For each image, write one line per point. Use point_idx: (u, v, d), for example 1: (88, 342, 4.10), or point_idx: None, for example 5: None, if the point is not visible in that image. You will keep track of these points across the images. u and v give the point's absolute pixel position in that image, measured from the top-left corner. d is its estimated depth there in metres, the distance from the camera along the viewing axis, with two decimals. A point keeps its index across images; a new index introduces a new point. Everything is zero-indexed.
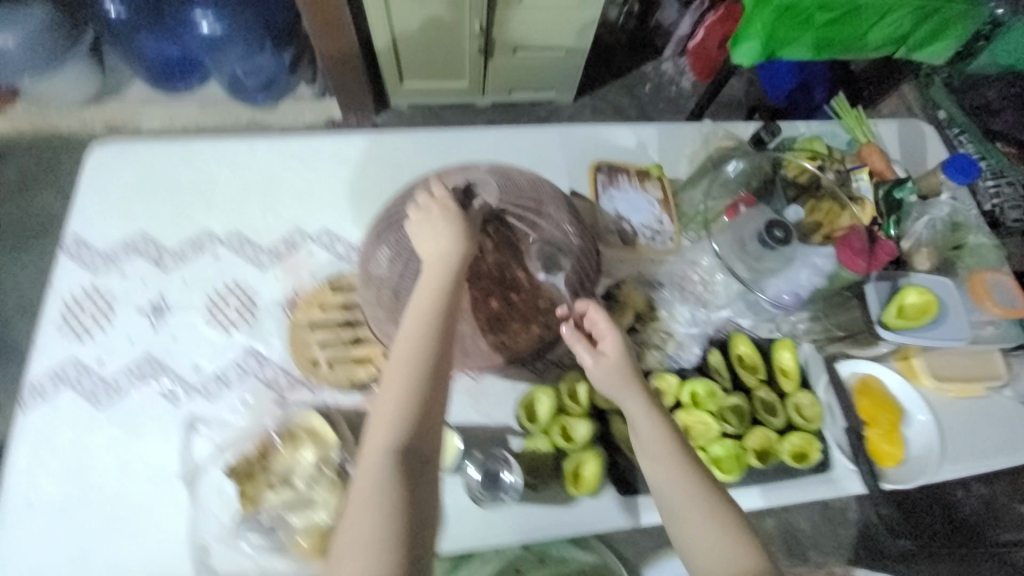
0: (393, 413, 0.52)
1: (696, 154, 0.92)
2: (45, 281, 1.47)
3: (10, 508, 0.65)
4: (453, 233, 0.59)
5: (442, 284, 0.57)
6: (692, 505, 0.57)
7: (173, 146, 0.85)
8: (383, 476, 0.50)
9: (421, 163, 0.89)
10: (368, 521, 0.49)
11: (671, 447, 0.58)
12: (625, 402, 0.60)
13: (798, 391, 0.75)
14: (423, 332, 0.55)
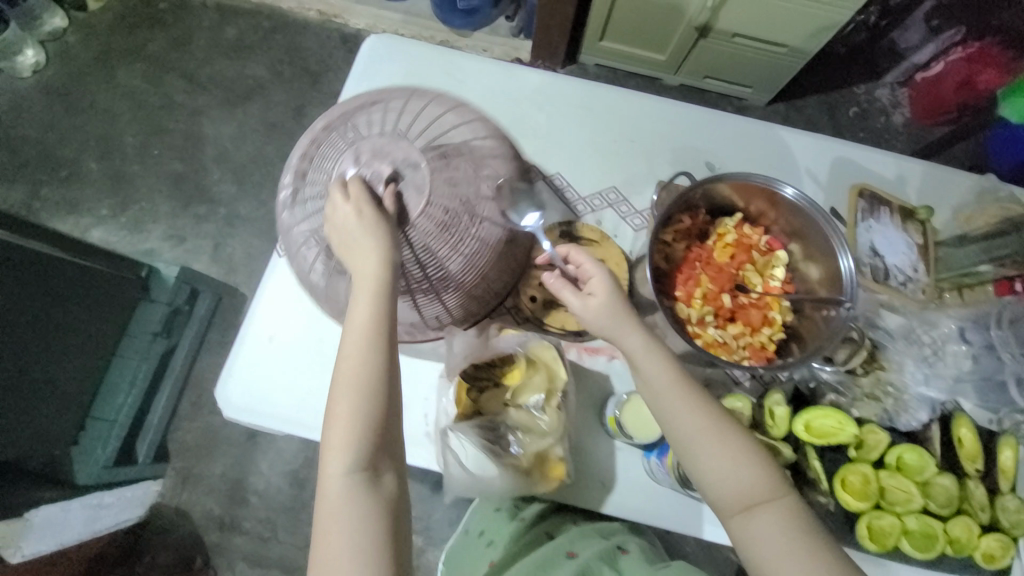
0: (349, 404, 0.50)
1: (965, 207, 0.81)
2: (235, 141, 1.56)
3: (255, 334, 0.73)
4: (377, 223, 0.54)
5: (376, 263, 0.53)
6: (706, 431, 0.55)
7: (440, 56, 0.89)
8: (346, 468, 0.49)
9: (665, 134, 0.86)
10: (341, 508, 0.48)
11: (673, 379, 0.57)
12: (622, 339, 0.59)
13: (1009, 492, 0.70)
14: (373, 301, 0.52)
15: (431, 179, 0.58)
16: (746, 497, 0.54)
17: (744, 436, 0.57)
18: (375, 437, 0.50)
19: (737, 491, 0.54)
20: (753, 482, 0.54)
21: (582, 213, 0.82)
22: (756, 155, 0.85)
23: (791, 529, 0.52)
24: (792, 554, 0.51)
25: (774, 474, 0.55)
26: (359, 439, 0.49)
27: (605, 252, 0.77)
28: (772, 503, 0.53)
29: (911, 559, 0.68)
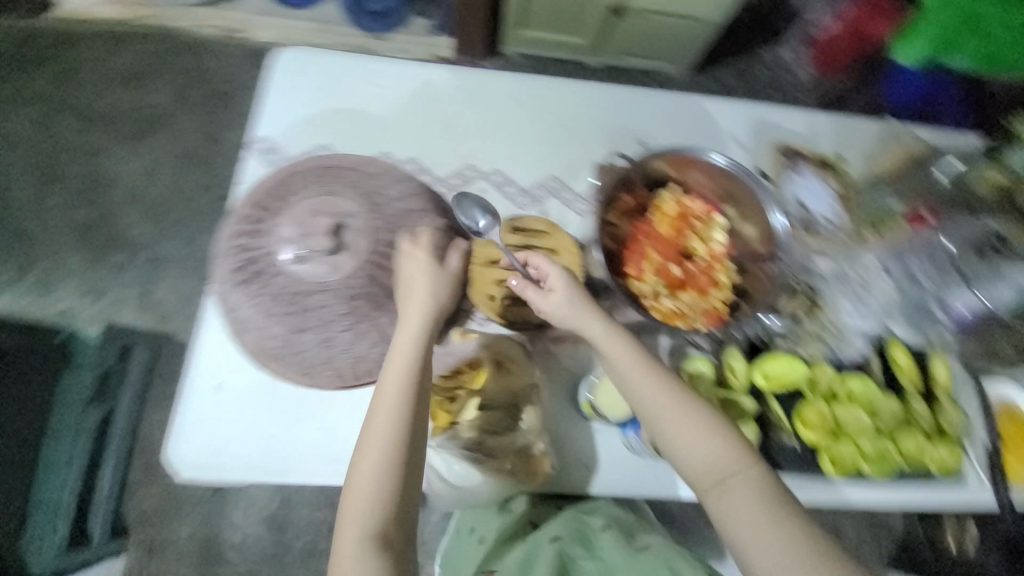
0: (386, 428, 0.57)
1: (873, 151, 0.88)
2: (146, 179, 1.44)
3: (200, 386, 0.68)
4: (439, 280, 0.64)
5: (417, 317, 0.62)
6: (676, 413, 0.61)
7: (356, 62, 0.85)
8: (375, 480, 0.56)
9: (593, 116, 0.87)
10: (364, 500, 0.56)
11: (640, 368, 0.62)
12: (580, 327, 0.65)
13: (948, 403, 0.76)
14: (415, 345, 0.60)
15: (373, 223, 0.63)
16: (722, 475, 0.59)
17: (724, 420, 0.62)
18: (407, 458, 0.57)
19: (712, 471, 0.60)
20: (731, 463, 0.60)
21: (527, 205, 0.82)
22: (683, 126, 0.88)
23: (763, 503, 0.58)
24: (765, 523, 0.56)
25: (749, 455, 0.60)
26: (392, 460, 0.56)
27: (555, 240, 0.77)
28: (747, 480, 0.59)
29: (872, 479, 0.73)
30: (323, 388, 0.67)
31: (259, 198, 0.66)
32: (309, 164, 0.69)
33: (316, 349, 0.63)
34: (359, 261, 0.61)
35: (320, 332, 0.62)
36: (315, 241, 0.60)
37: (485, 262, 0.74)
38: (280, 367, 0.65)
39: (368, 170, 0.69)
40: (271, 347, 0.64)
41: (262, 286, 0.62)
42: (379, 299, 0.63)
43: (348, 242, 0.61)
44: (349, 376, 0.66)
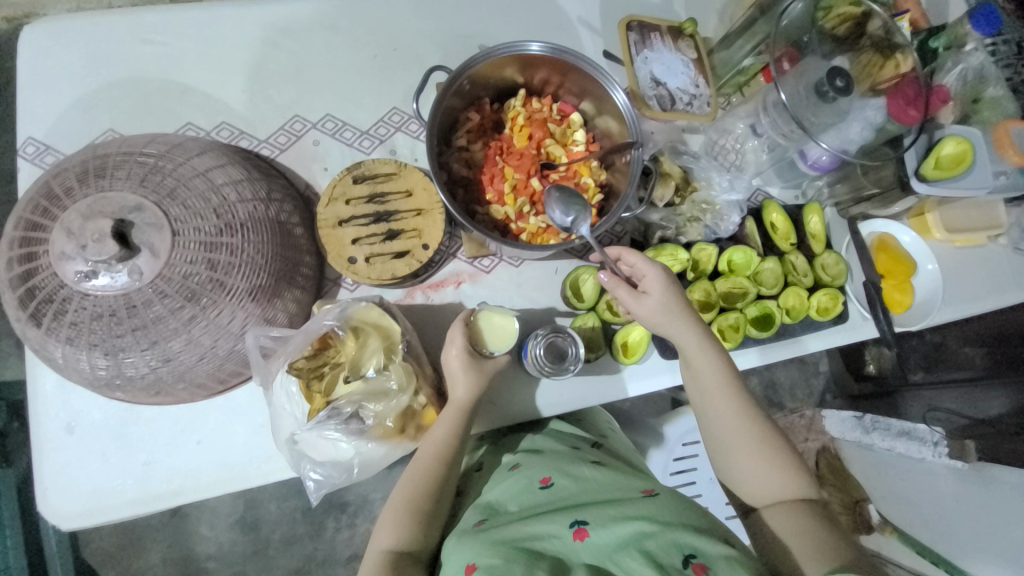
0: (413, 487, 0.56)
1: (725, 7, 0.83)
2: None
3: (53, 433, 0.63)
4: (476, 370, 0.61)
5: (468, 396, 0.60)
6: (755, 429, 0.60)
7: (122, 20, 0.70)
8: (398, 519, 0.54)
9: (424, 29, 0.77)
10: (390, 540, 0.53)
11: (725, 379, 0.61)
12: (674, 332, 0.62)
13: (825, 251, 0.78)
14: (457, 424, 0.59)
15: (169, 212, 0.54)
16: (768, 487, 0.59)
17: (778, 438, 0.61)
18: (428, 510, 0.55)
19: (758, 482, 0.59)
20: (781, 480, 0.58)
21: (371, 148, 0.73)
22: (524, 22, 0.79)
23: (810, 520, 0.55)
24: (809, 541, 0.53)
25: (799, 475, 0.59)
26: (415, 511, 0.55)
27: (406, 182, 0.69)
28: (793, 499, 0.57)
29: (763, 341, 0.76)
30: (191, 398, 0.62)
31: (26, 215, 0.54)
32: (70, 163, 0.56)
33: (154, 370, 0.56)
34: (165, 260, 0.53)
35: (150, 352, 0.55)
36: (99, 250, 0.50)
37: (335, 224, 0.67)
38: (129, 393, 0.59)
39: (150, 153, 0.58)
40: (104, 378, 0.56)
41: (64, 316, 0.53)
42: (202, 292, 0.55)
43: (143, 241, 0.53)
44: (211, 382, 0.61)
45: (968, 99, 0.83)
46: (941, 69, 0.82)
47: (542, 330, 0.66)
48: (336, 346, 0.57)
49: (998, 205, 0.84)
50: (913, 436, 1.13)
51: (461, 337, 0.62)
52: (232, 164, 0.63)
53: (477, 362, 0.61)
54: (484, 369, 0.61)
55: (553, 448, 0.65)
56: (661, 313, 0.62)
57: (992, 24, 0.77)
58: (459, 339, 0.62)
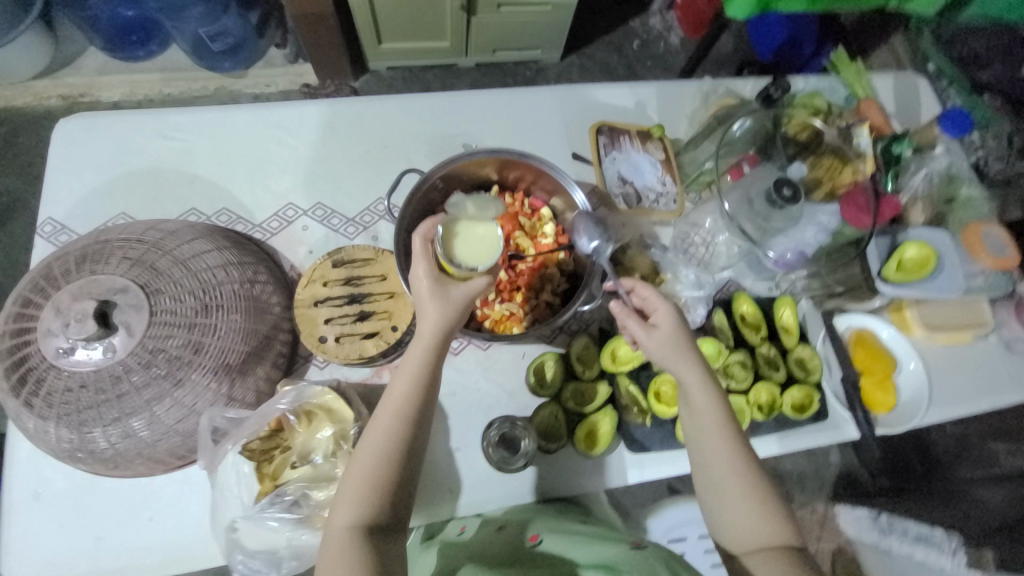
0: (377, 443, 0.52)
1: (694, 112, 0.89)
2: (12, 275, 1.32)
3: (14, 501, 0.63)
4: (441, 295, 0.56)
5: (435, 326, 0.56)
6: (750, 478, 0.56)
7: (146, 119, 0.80)
8: (365, 492, 0.50)
9: (413, 129, 0.85)
10: (363, 473, 0.51)
11: (722, 419, 0.58)
12: (679, 371, 0.59)
13: (798, 345, 0.78)
14: (425, 360, 0.55)
15: (151, 294, 0.59)
16: (755, 535, 0.54)
17: (774, 492, 0.56)
18: (397, 472, 0.52)
19: (746, 531, 0.54)
20: (770, 529, 0.54)
21: (355, 234, 0.79)
22: (504, 124, 0.86)
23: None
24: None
25: (788, 529, 0.54)
26: (383, 469, 0.51)
27: (382, 267, 0.74)
28: (780, 555, 0.53)
29: None
30: (149, 473, 0.64)
31: (25, 292, 0.60)
32: (74, 248, 0.63)
33: (115, 444, 0.58)
34: (139, 338, 0.57)
35: (112, 427, 0.57)
36: (80, 329, 0.55)
37: (311, 304, 0.71)
38: (89, 465, 0.61)
39: (147, 239, 0.64)
40: (67, 450, 0.59)
41: (39, 388, 0.57)
42: (170, 368, 0.58)
43: (122, 321, 0.57)
44: (168, 458, 0.62)
45: (941, 199, 0.85)
46: (905, 172, 0.84)
47: (494, 422, 0.70)
48: (289, 430, 0.59)
49: (983, 303, 0.83)
50: (930, 543, 1.00)
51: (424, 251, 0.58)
52: (222, 248, 0.68)
53: (439, 280, 0.57)
54: (453, 289, 0.57)
55: (539, 508, 0.67)
56: (660, 344, 0.59)
57: (962, 126, 0.77)
58: (423, 252, 0.58)
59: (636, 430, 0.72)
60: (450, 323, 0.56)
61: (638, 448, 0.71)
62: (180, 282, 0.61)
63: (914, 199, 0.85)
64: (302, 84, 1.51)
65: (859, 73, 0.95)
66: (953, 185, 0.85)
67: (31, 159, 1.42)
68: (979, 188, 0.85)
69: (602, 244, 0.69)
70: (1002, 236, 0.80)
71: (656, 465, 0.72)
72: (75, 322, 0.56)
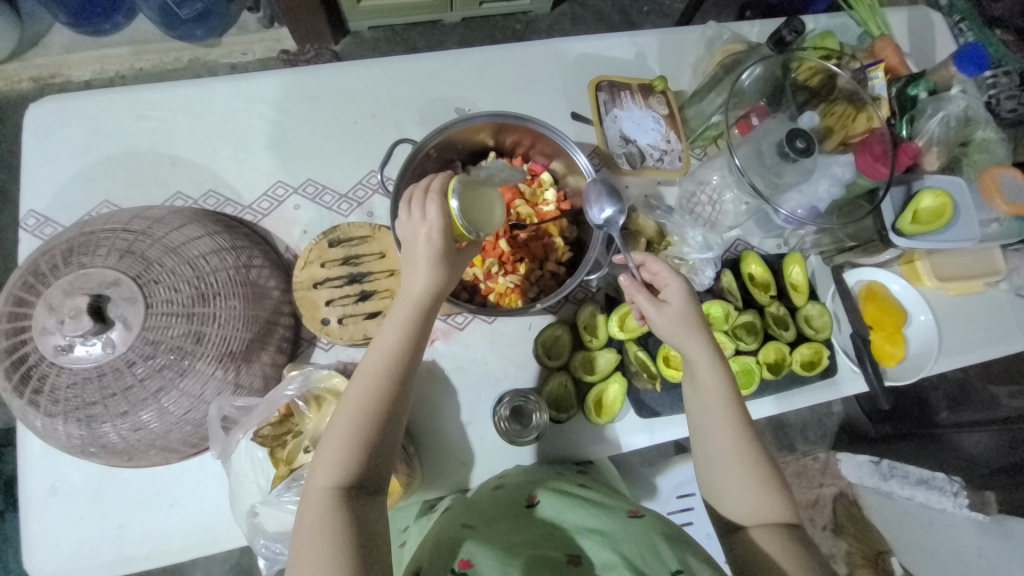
0: (358, 405, 0.49)
1: (697, 61, 0.84)
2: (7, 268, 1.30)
3: (36, 495, 0.64)
4: (435, 255, 0.53)
5: (426, 289, 0.53)
6: (752, 454, 0.56)
7: (118, 98, 0.76)
8: (344, 454, 0.48)
9: (401, 95, 0.80)
10: (341, 435, 0.48)
11: (729, 396, 0.57)
12: (686, 348, 0.58)
13: (808, 303, 0.77)
14: (411, 321, 0.52)
15: (144, 286, 0.57)
16: (755, 508, 0.55)
17: (774, 468, 0.57)
18: (380, 434, 0.49)
19: (746, 503, 0.55)
20: (767, 505, 0.55)
21: (349, 211, 0.76)
22: (497, 84, 0.81)
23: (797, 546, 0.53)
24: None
25: (787, 502, 0.56)
26: (365, 430, 0.48)
27: (380, 244, 0.72)
28: (778, 527, 0.55)
29: (745, 398, 0.74)
30: (165, 461, 0.64)
31: (15, 290, 0.58)
32: (59, 242, 0.60)
33: (128, 436, 0.58)
34: (137, 331, 0.56)
35: (122, 421, 0.57)
36: (76, 325, 0.54)
37: (310, 286, 0.70)
38: (104, 458, 0.61)
39: (133, 228, 0.61)
40: (80, 445, 0.59)
41: (43, 386, 0.56)
42: (173, 360, 0.57)
43: (118, 315, 0.56)
44: (182, 447, 0.62)
45: (957, 143, 0.81)
46: (921, 116, 0.79)
47: (503, 397, 0.70)
48: (300, 416, 0.59)
49: (995, 250, 0.81)
50: (931, 486, 1.12)
51: (425, 203, 0.53)
52: (213, 233, 0.66)
53: (435, 237, 0.52)
54: (451, 249, 0.53)
55: (539, 467, 0.67)
56: (671, 322, 0.58)
57: (981, 63, 0.75)
58: (422, 206, 0.53)
59: (647, 395, 0.72)
60: (441, 284, 0.53)
61: (649, 413, 0.72)
62: (172, 271, 0.59)
63: (930, 144, 0.79)
64: (280, 51, 1.42)
65: (872, 8, 0.88)
66: (970, 127, 0.81)
67: (8, 147, 1.36)
68: (997, 129, 0.81)
69: (614, 213, 0.66)
70: (1019, 179, 0.77)
71: (667, 428, 0.72)
72: (69, 319, 0.54)
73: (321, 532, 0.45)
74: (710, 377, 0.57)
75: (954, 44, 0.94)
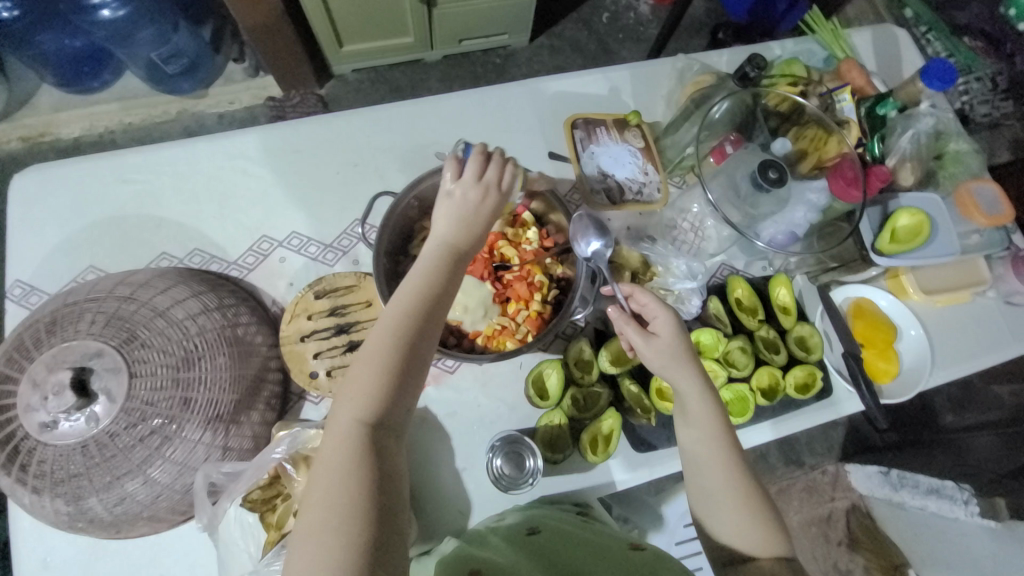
0: (389, 338, 0.51)
1: (670, 92, 0.86)
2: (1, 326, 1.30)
3: (23, 574, 0.62)
4: (476, 208, 0.58)
5: (457, 235, 0.56)
6: (745, 487, 0.55)
7: (102, 163, 0.77)
8: (374, 382, 0.49)
9: (382, 142, 0.81)
10: (370, 366, 0.50)
11: (720, 423, 0.57)
12: (678, 380, 0.58)
13: (797, 324, 0.77)
14: (441, 262, 0.55)
15: (128, 355, 0.57)
16: (751, 538, 0.54)
17: (767, 501, 0.57)
18: (406, 372, 0.50)
19: (741, 533, 0.55)
20: (762, 539, 0.54)
21: (334, 261, 0.77)
22: (476, 127, 0.83)
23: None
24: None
25: (781, 534, 0.56)
26: (394, 363, 0.50)
27: (366, 293, 0.73)
28: (772, 561, 0.54)
29: (741, 425, 0.73)
30: (155, 531, 0.63)
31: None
32: (43, 314, 0.60)
33: (115, 509, 0.57)
34: (122, 403, 0.55)
35: (108, 494, 0.56)
36: (59, 401, 0.54)
37: (297, 339, 0.70)
38: (92, 532, 0.60)
39: (118, 295, 0.61)
40: (67, 520, 0.58)
41: (28, 463, 0.55)
42: (160, 428, 0.57)
43: (101, 388, 0.55)
44: (171, 515, 0.61)
45: (931, 157, 0.82)
46: (892, 133, 0.81)
47: (495, 441, 0.68)
48: (288, 479, 0.57)
49: (979, 260, 0.82)
50: (942, 495, 1.11)
51: (482, 163, 0.59)
52: (199, 293, 0.66)
53: (481, 194, 0.59)
54: (492, 205, 0.59)
55: (532, 504, 0.66)
56: (660, 352, 0.58)
57: (946, 79, 0.75)
58: (477, 164, 0.59)
59: (643, 430, 0.71)
60: (472, 234, 0.57)
61: (645, 447, 0.71)
62: (156, 337, 0.59)
63: (903, 161, 0.81)
64: (266, 98, 1.45)
65: (835, 32, 0.92)
66: (942, 141, 0.83)
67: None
68: (968, 142, 0.83)
69: (602, 246, 0.67)
70: (996, 194, 0.78)
71: (665, 463, 0.71)
72: (53, 395, 0.54)
73: (348, 460, 0.46)
74: (699, 403, 0.57)
75: (919, 61, 0.97)
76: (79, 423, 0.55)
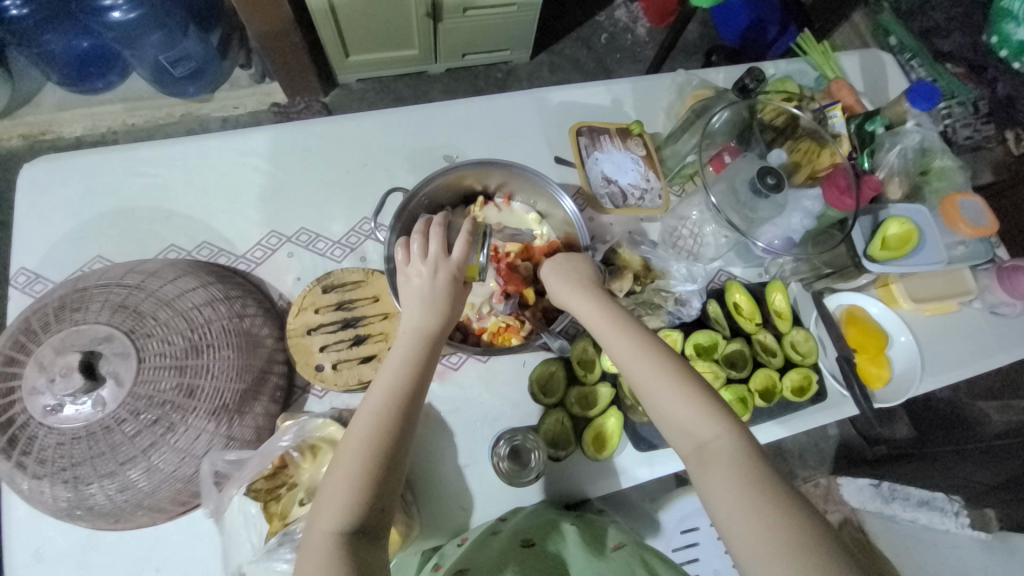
0: (360, 443, 0.49)
1: (669, 105, 0.89)
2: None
3: (15, 562, 0.61)
4: (433, 288, 0.55)
5: (425, 319, 0.55)
6: (679, 375, 0.53)
7: (114, 154, 0.78)
8: (347, 497, 0.47)
9: (391, 144, 0.83)
10: (337, 469, 0.49)
11: (619, 324, 0.58)
12: (579, 304, 0.61)
13: (792, 329, 0.79)
14: (414, 354, 0.54)
15: (136, 340, 0.57)
16: (698, 444, 0.50)
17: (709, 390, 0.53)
18: (385, 472, 0.49)
19: (687, 433, 0.51)
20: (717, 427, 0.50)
21: (342, 256, 0.78)
22: (483, 132, 0.85)
23: (745, 484, 0.47)
24: (765, 530, 0.44)
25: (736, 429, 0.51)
26: (367, 466, 0.48)
27: (374, 288, 0.73)
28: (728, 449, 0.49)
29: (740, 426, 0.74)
30: (153, 522, 0.62)
31: (5, 348, 0.58)
32: (51, 298, 0.60)
33: (116, 497, 0.57)
34: (129, 387, 0.55)
35: (111, 480, 0.56)
36: (67, 383, 0.53)
37: (304, 332, 0.70)
38: (90, 521, 0.59)
39: (127, 282, 0.61)
40: (66, 508, 0.57)
41: (30, 448, 0.55)
42: (165, 413, 0.57)
43: (109, 371, 0.55)
44: (171, 505, 0.60)
45: (917, 171, 0.86)
46: (881, 148, 0.85)
47: (500, 436, 0.69)
48: (293, 465, 0.59)
49: (965, 271, 0.85)
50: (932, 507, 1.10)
51: (425, 239, 0.57)
52: (207, 284, 0.66)
53: (432, 271, 0.56)
54: (454, 281, 0.56)
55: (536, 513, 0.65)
56: (558, 276, 0.64)
57: (930, 98, 0.78)
58: (423, 242, 0.57)
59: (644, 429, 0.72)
60: (443, 317, 0.56)
61: (649, 446, 0.71)
62: (158, 325, 0.59)
63: (891, 174, 0.85)
64: (271, 104, 1.47)
65: (825, 54, 0.96)
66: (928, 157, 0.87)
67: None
68: (952, 158, 0.87)
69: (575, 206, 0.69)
70: (980, 206, 0.82)
71: (664, 462, 0.71)
72: (59, 380, 0.54)
73: None
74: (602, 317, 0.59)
75: (904, 84, 1.01)
76: (86, 408, 0.54)
